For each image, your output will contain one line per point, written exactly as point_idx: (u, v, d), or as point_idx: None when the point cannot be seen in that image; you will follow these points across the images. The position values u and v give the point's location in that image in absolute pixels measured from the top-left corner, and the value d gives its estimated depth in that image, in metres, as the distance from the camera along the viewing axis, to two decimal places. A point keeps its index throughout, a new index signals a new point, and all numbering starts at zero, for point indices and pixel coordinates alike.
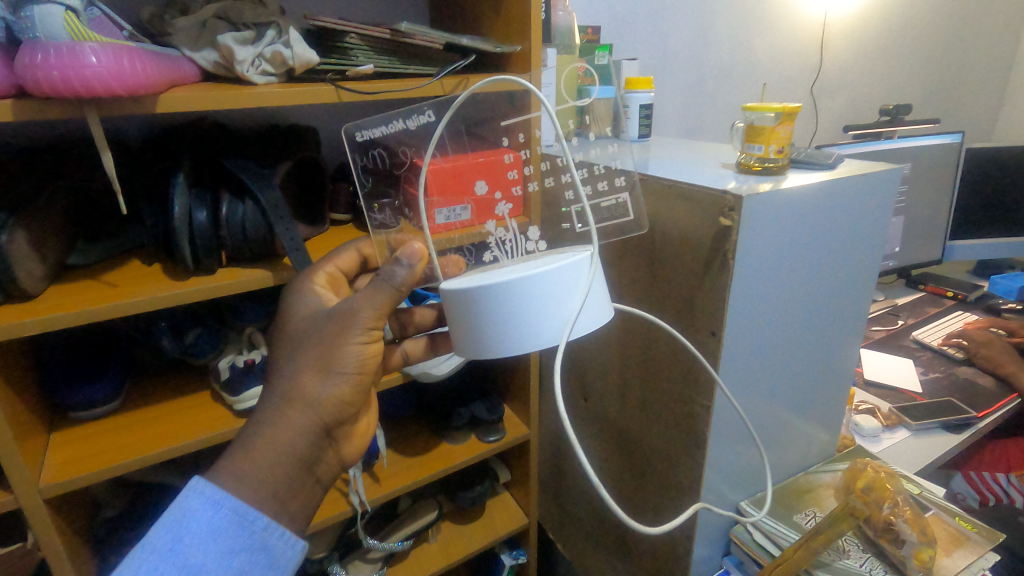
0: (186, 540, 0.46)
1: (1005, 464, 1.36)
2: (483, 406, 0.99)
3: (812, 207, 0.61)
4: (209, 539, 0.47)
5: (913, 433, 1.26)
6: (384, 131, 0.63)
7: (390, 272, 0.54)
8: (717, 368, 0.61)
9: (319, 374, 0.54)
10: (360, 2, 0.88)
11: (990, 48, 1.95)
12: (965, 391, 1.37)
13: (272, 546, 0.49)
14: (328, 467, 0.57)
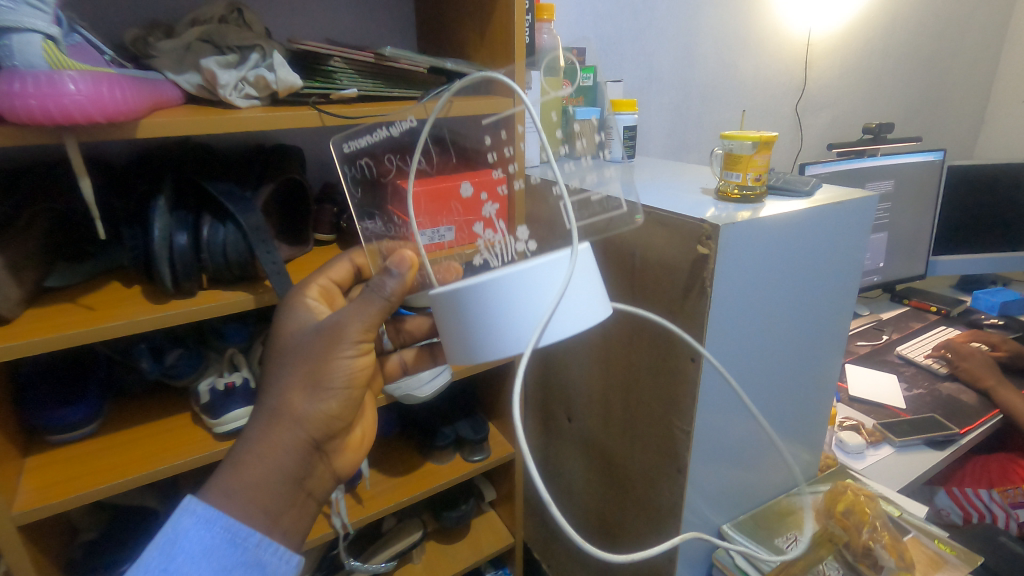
0: (181, 561, 0.47)
1: (986, 481, 1.38)
2: (468, 425, 0.99)
3: (787, 234, 0.62)
4: (204, 558, 0.48)
5: (897, 449, 1.27)
6: (369, 140, 0.63)
7: (378, 284, 0.53)
8: (696, 394, 0.61)
9: (306, 396, 0.54)
10: (346, 24, 0.88)
11: (970, 68, 1.99)
12: (948, 407, 1.39)
13: (264, 560, 0.50)
14: (319, 481, 0.58)
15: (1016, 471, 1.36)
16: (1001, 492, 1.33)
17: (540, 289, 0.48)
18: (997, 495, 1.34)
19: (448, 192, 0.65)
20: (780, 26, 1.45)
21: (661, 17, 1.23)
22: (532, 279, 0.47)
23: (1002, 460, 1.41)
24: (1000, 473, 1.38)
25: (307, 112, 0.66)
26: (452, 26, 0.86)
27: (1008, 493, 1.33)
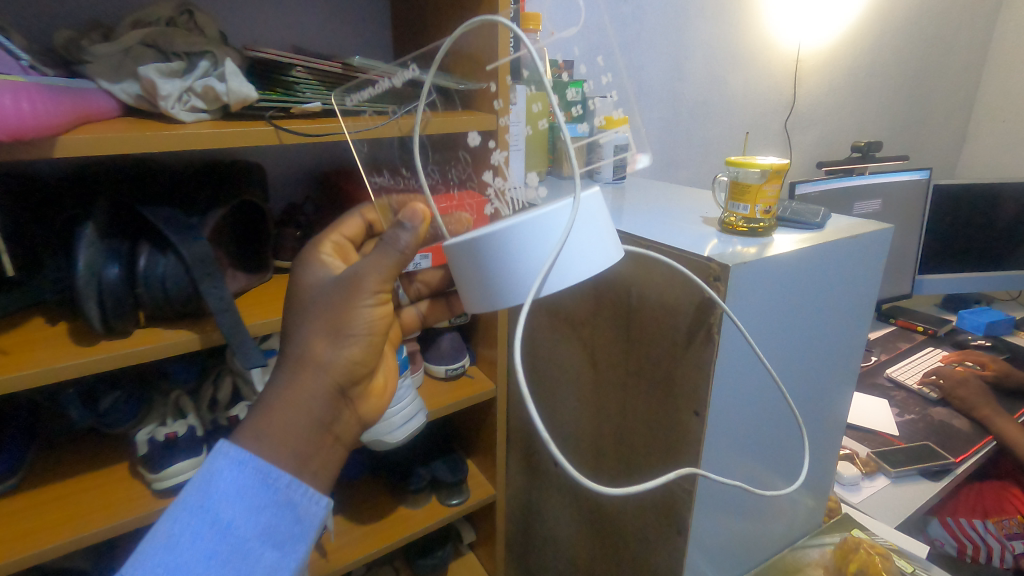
0: (217, 509, 0.44)
1: (980, 511, 1.35)
2: (446, 466, 0.91)
3: (799, 272, 0.56)
4: (239, 505, 0.44)
5: (893, 480, 1.23)
6: (369, 93, 0.63)
7: (395, 235, 0.49)
8: (700, 450, 0.54)
9: (330, 345, 0.51)
10: (313, 29, 0.81)
11: (953, 87, 1.98)
12: (941, 434, 1.35)
13: (297, 504, 0.47)
14: (346, 427, 0.54)
15: (1011, 501, 1.33)
16: (996, 524, 1.30)
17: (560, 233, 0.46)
18: (992, 526, 1.30)
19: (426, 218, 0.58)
20: (770, 41, 1.41)
21: (651, 29, 1.18)
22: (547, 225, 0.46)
23: (997, 488, 1.38)
24: (997, 503, 1.34)
25: (263, 128, 0.58)
26: (431, 34, 0.79)
27: (1004, 525, 1.29)
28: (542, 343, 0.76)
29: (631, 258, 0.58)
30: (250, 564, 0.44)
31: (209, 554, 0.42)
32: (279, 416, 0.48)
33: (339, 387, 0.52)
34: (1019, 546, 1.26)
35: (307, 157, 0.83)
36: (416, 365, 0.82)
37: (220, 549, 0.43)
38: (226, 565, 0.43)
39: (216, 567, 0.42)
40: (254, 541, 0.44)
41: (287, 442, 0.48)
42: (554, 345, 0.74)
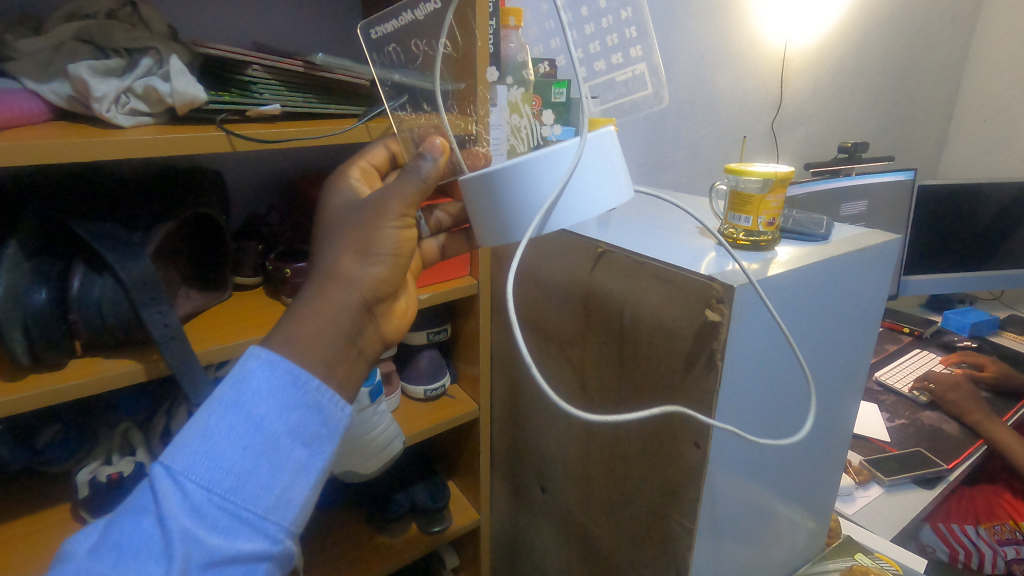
0: (248, 404, 0.39)
1: (973, 516, 1.33)
2: (426, 491, 0.85)
3: (806, 288, 0.52)
4: (272, 402, 0.40)
5: (886, 489, 1.20)
6: (394, 24, 0.56)
7: (417, 163, 0.47)
8: (701, 485, 0.50)
9: (358, 262, 0.47)
10: (276, 26, 0.75)
11: (935, 88, 1.98)
12: (932, 439, 1.33)
13: (326, 409, 0.42)
14: (370, 343, 0.49)
15: (1002, 505, 1.31)
16: (988, 529, 1.28)
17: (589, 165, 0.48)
18: (984, 532, 1.28)
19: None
20: (757, 40, 1.37)
21: None
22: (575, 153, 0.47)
23: (990, 492, 1.36)
24: (989, 507, 1.32)
25: (212, 133, 0.52)
26: None
27: (995, 530, 1.27)
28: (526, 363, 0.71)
29: (624, 274, 0.53)
30: (282, 464, 0.40)
31: (240, 448, 0.38)
32: (304, 324, 0.43)
33: (364, 303, 0.47)
34: (1011, 551, 1.24)
35: (271, 162, 0.77)
36: (392, 387, 0.77)
37: (252, 444, 0.39)
38: (258, 464, 0.39)
39: (247, 463, 0.38)
40: (285, 440, 0.40)
41: (314, 347, 0.43)
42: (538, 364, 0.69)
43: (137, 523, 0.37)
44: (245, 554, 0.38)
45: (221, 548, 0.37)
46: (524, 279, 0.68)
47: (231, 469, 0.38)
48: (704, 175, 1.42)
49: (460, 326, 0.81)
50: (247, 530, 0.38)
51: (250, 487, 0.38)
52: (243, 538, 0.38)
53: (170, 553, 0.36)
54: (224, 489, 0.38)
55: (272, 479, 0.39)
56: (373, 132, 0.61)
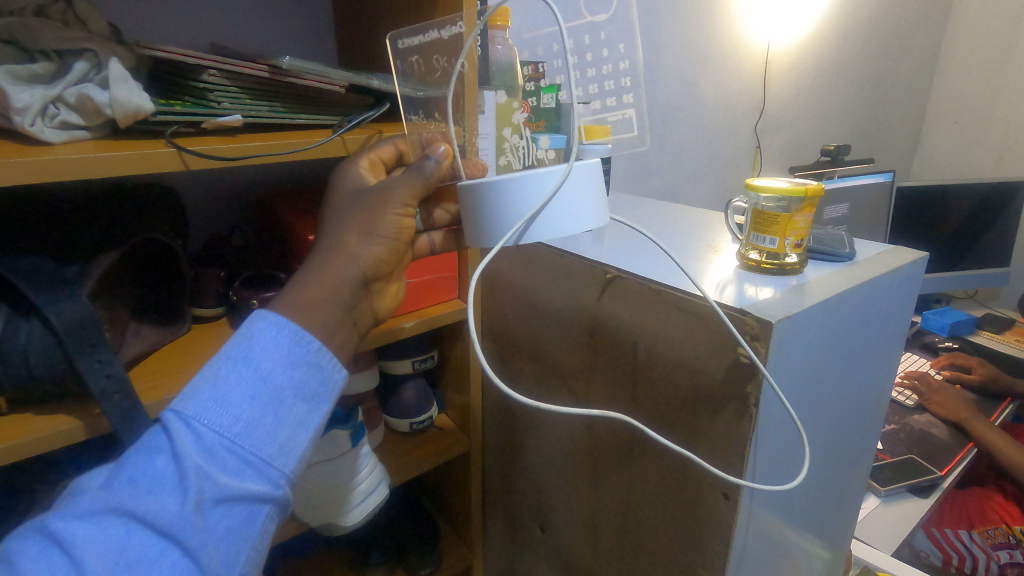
0: (257, 358, 0.39)
1: (966, 520, 1.25)
2: (414, 532, 0.78)
3: (842, 318, 0.47)
4: (279, 357, 0.40)
5: (882, 500, 1.07)
6: (421, 41, 0.52)
7: (421, 166, 0.47)
8: (732, 544, 0.44)
9: (363, 240, 0.45)
10: (236, 27, 0.68)
11: (917, 85, 1.88)
12: (922, 445, 1.20)
13: (326, 369, 0.42)
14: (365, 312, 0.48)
15: (996, 510, 1.26)
16: (981, 533, 1.20)
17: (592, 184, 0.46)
18: (977, 536, 1.20)
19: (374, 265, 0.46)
20: (739, 40, 1.29)
21: None
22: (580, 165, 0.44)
23: (982, 496, 1.30)
24: (981, 511, 1.26)
25: (161, 149, 0.44)
26: (382, 34, 0.67)
27: (989, 534, 1.20)
28: (523, 395, 0.66)
29: (637, 303, 0.48)
30: (287, 414, 0.40)
31: (250, 395, 0.38)
32: (311, 290, 0.42)
33: (365, 278, 0.46)
34: (1004, 555, 1.15)
35: (237, 177, 0.70)
36: (373, 423, 0.70)
37: (261, 393, 0.39)
38: (266, 412, 0.39)
39: (256, 411, 0.38)
40: (290, 392, 0.40)
41: (318, 313, 0.42)
42: (538, 396, 0.63)
43: (145, 463, 0.36)
44: (251, 497, 0.37)
45: (231, 488, 0.37)
46: (516, 303, 0.63)
47: (242, 414, 0.38)
48: (691, 181, 1.35)
49: (448, 351, 0.75)
50: (254, 475, 0.38)
51: (259, 433, 0.38)
52: (250, 481, 0.37)
53: (183, 487, 0.35)
54: (235, 433, 0.37)
55: (277, 428, 0.39)
56: (349, 145, 0.54)
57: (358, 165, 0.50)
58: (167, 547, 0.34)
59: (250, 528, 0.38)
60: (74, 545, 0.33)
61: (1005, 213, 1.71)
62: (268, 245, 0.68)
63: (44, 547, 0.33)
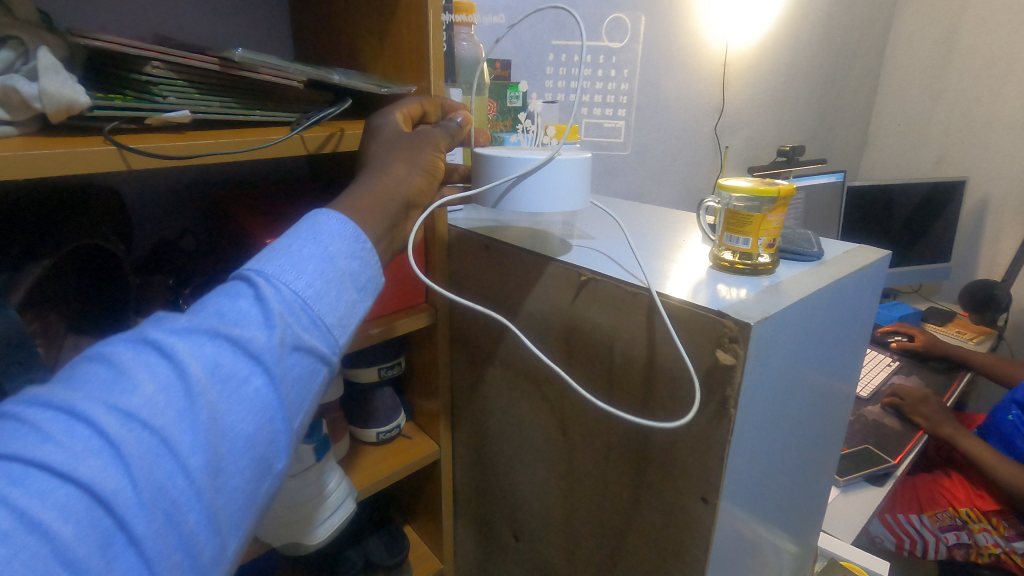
0: (325, 239, 0.38)
1: (917, 504, 1.23)
2: (383, 544, 0.76)
3: (813, 318, 0.47)
4: (344, 243, 0.39)
5: (842, 489, 1.03)
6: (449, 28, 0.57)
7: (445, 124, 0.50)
8: (710, 547, 0.44)
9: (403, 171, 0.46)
10: (183, 20, 0.64)
11: (863, 88, 1.94)
12: (878, 433, 1.15)
13: (377, 269, 0.41)
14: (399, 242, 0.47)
15: (944, 494, 1.21)
16: (930, 516, 1.19)
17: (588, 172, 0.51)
18: (926, 519, 1.19)
19: (396, 222, 0.45)
20: (698, 40, 1.29)
21: None
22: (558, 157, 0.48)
23: (934, 476, 1.26)
24: (928, 492, 1.23)
25: (98, 146, 0.40)
26: (341, 28, 0.65)
27: (937, 516, 1.19)
28: (495, 401, 0.64)
29: (614, 305, 0.47)
30: (347, 295, 0.39)
31: (324, 264, 0.37)
32: (368, 198, 0.43)
33: (395, 213, 0.45)
34: (953, 537, 1.16)
35: (183, 176, 0.66)
36: (339, 434, 0.67)
37: (329, 268, 0.38)
38: (336, 283, 0.38)
39: (327, 281, 0.37)
40: (351, 277, 0.39)
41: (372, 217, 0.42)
42: (513, 400, 0.62)
43: (230, 300, 0.34)
44: (321, 356, 0.37)
45: (307, 342, 0.36)
46: (487, 306, 0.61)
47: (319, 277, 0.37)
48: (654, 181, 1.36)
49: (415, 357, 0.72)
50: (324, 336, 0.37)
51: (328, 301, 0.37)
52: (320, 340, 0.36)
53: (270, 324, 0.34)
54: (312, 293, 0.36)
55: (340, 303, 0.38)
56: (309, 144, 0.50)
57: (394, 111, 0.49)
58: (256, 375, 0.33)
59: (314, 385, 0.37)
60: (173, 353, 0.31)
61: (946, 211, 1.79)
62: (222, 250, 0.64)
63: (137, 351, 0.31)
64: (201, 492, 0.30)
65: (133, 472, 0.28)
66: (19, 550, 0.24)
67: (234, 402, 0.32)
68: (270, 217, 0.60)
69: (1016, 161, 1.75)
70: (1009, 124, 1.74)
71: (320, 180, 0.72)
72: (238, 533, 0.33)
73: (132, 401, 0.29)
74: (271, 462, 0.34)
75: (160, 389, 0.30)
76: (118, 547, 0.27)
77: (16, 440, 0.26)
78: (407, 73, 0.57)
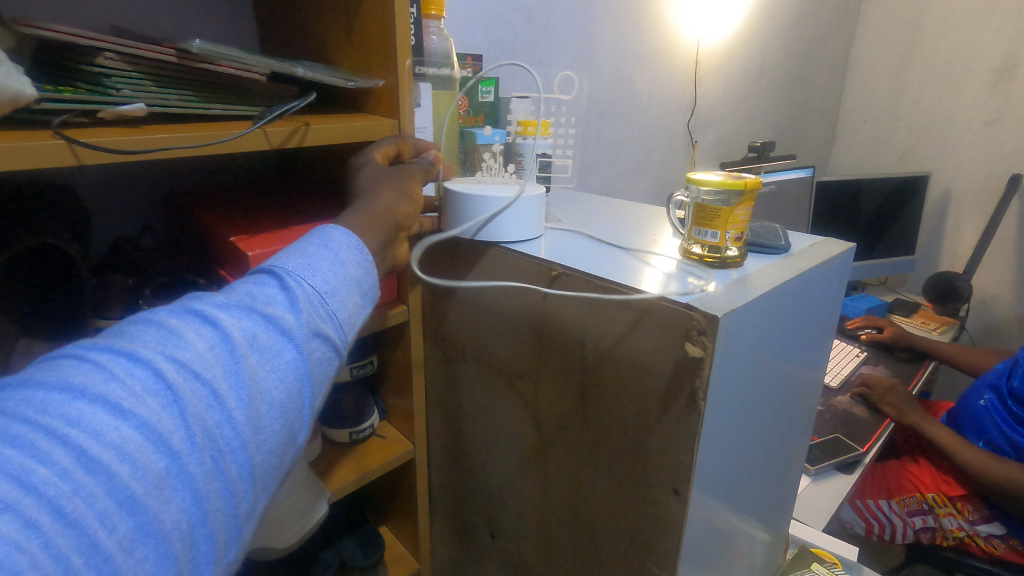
0: (338, 246, 0.43)
1: (885, 490, 1.26)
2: (358, 546, 0.75)
3: (779, 311, 0.47)
4: (354, 251, 0.44)
5: (813, 478, 1.05)
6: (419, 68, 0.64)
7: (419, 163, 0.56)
8: (682, 539, 0.44)
9: (392, 194, 0.50)
10: (139, 12, 0.61)
11: (830, 85, 1.98)
12: (846, 423, 1.18)
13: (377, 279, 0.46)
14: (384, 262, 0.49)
15: (911, 480, 1.23)
16: (899, 501, 1.22)
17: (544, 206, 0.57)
18: (895, 504, 1.23)
19: (389, 240, 0.49)
20: (670, 36, 1.30)
21: (557, 23, 1.06)
22: (521, 197, 0.54)
23: (903, 463, 1.28)
24: (897, 478, 1.25)
25: (46, 140, 0.38)
26: (306, 23, 0.64)
27: (905, 501, 1.22)
28: (470, 398, 0.64)
29: (583, 300, 0.47)
30: (356, 298, 0.43)
31: (338, 263, 0.42)
32: (369, 215, 0.47)
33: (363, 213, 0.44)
34: (919, 522, 1.20)
35: (142, 174, 0.64)
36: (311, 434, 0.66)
37: (342, 270, 0.42)
38: (348, 284, 0.42)
39: (341, 281, 0.42)
40: (358, 281, 0.43)
41: (373, 234, 0.47)
42: (484, 396, 0.62)
43: (260, 284, 0.39)
44: (338, 344, 0.41)
45: (327, 329, 0.40)
46: (460, 305, 0.61)
47: (336, 273, 0.42)
48: (628, 177, 1.37)
49: (388, 357, 0.72)
50: (339, 328, 0.41)
51: (343, 297, 0.42)
52: (335, 330, 0.41)
53: (296, 308, 0.38)
54: (329, 287, 0.41)
55: (352, 302, 0.42)
56: (272, 138, 0.49)
57: (372, 151, 0.53)
58: (286, 350, 0.37)
59: (329, 371, 0.41)
60: (216, 320, 0.35)
61: (909, 205, 1.85)
62: (185, 249, 0.62)
63: (181, 318, 0.35)
64: (243, 444, 0.34)
65: (186, 418, 0.31)
66: (82, 485, 0.27)
67: (268, 370, 0.36)
68: (234, 215, 0.59)
69: (976, 156, 1.81)
70: (969, 121, 1.80)
71: (287, 179, 0.71)
72: (265, 492, 0.37)
73: (184, 356, 0.33)
74: (295, 434, 0.38)
75: (208, 348, 0.34)
76: (171, 490, 0.30)
77: (87, 376, 0.30)
78: (373, 66, 0.56)
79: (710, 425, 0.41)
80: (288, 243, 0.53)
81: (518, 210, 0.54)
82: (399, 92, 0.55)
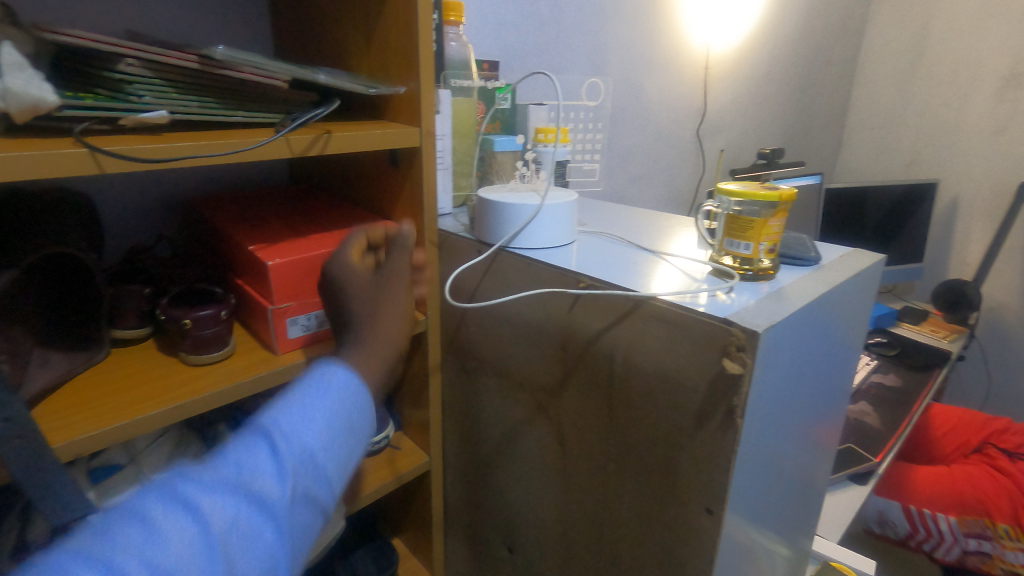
0: (330, 398, 0.44)
1: (956, 503, 1.13)
2: (372, 559, 0.73)
3: (812, 322, 0.46)
4: (345, 399, 0.45)
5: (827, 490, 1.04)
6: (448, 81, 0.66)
7: (396, 245, 0.54)
8: (714, 559, 0.43)
9: (388, 319, 0.52)
10: (155, 17, 0.61)
11: (837, 92, 1.97)
12: (860, 432, 1.16)
13: (365, 421, 0.47)
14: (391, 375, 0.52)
15: (985, 500, 1.12)
16: (959, 520, 1.12)
17: (575, 213, 0.57)
18: (954, 521, 1.13)
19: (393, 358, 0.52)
20: (680, 42, 1.29)
21: (568, 30, 1.06)
22: (547, 205, 0.54)
23: (980, 477, 1.15)
24: (971, 494, 1.13)
25: (70, 150, 0.37)
26: (323, 28, 0.63)
27: (966, 522, 1.12)
28: (489, 410, 0.63)
29: (608, 314, 0.46)
30: (344, 447, 0.44)
31: (330, 422, 0.43)
32: (371, 352, 0.49)
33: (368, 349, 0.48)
34: (973, 544, 1.12)
35: (158, 180, 0.63)
36: None
37: (331, 420, 0.43)
38: (335, 438, 0.43)
39: (330, 435, 0.43)
40: (348, 437, 0.45)
41: (374, 365, 0.49)
42: (504, 408, 0.60)
43: (250, 446, 0.39)
44: (316, 495, 0.41)
45: (311, 497, 0.41)
46: (481, 316, 0.60)
47: (324, 429, 0.42)
48: (637, 183, 1.36)
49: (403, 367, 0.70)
50: (324, 492, 0.42)
51: (329, 453, 0.42)
52: (317, 493, 0.41)
53: (284, 480, 0.39)
54: (316, 452, 0.41)
55: (336, 454, 0.43)
56: (295, 146, 0.48)
57: (347, 247, 0.52)
58: (268, 528, 0.38)
59: (303, 520, 0.41)
60: (205, 507, 0.35)
61: (918, 212, 1.83)
62: (200, 257, 0.61)
63: (170, 505, 0.35)
64: None
65: None
66: None
67: (253, 555, 0.37)
68: (253, 222, 0.58)
69: (984, 164, 1.80)
70: (977, 128, 1.79)
71: (303, 186, 0.70)
72: None
73: (173, 553, 0.33)
74: None
75: (195, 541, 0.34)
76: None
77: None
78: (394, 73, 0.56)
79: (746, 439, 0.40)
80: (308, 253, 0.52)
81: (545, 219, 0.54)
82: (421, 99, 0.54)
